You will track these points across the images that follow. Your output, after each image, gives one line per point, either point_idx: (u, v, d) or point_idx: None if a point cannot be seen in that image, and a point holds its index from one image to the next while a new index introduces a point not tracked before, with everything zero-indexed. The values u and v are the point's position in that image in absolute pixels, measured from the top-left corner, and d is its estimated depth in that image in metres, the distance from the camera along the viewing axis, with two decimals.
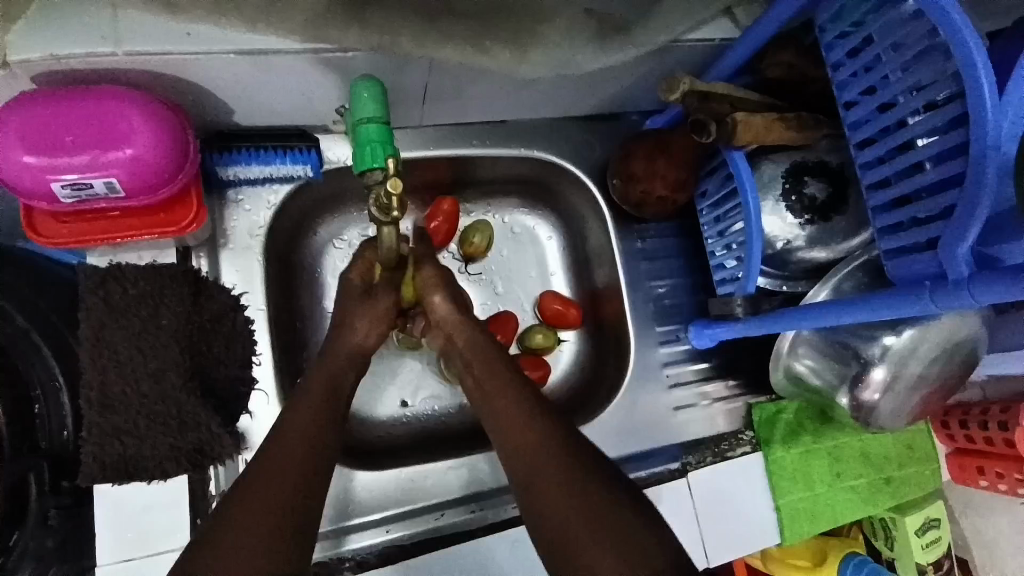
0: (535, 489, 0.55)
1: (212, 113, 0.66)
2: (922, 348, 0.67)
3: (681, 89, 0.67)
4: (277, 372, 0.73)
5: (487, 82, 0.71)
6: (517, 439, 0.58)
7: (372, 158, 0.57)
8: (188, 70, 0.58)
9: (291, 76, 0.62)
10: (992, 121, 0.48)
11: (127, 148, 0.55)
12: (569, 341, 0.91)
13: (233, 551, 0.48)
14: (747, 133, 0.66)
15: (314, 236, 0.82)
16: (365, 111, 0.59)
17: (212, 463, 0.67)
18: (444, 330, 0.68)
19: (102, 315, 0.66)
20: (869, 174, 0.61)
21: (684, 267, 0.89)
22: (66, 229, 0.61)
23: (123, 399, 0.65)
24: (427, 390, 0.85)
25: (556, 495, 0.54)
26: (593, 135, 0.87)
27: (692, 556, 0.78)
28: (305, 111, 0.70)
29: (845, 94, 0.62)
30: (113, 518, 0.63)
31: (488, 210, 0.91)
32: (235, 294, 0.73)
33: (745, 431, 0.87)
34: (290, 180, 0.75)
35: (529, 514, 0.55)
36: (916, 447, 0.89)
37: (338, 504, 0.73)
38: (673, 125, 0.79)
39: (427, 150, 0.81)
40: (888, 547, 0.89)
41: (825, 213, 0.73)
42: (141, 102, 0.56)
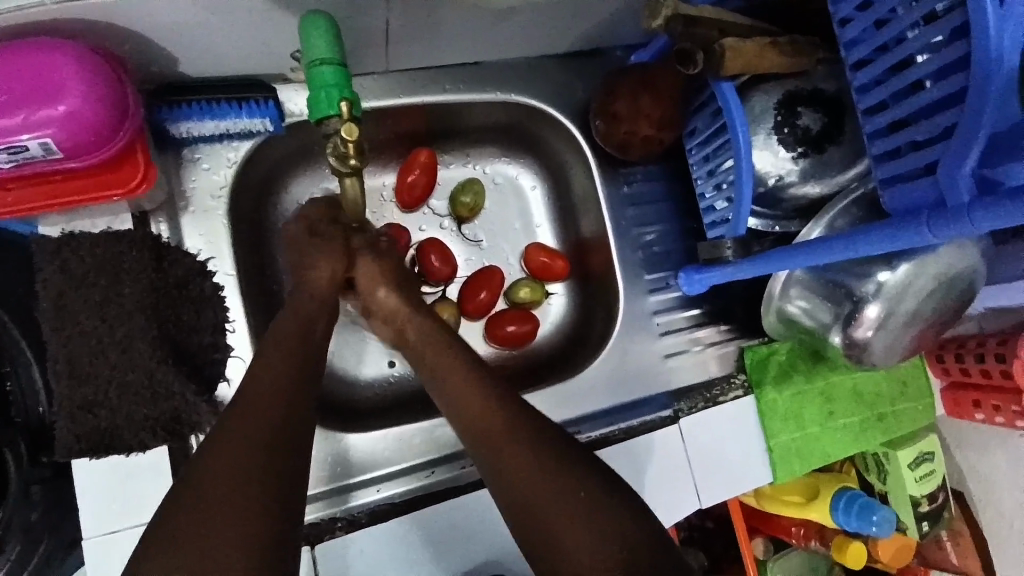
0: (497, 444, 0.56)
1: (156, 64, 0.61)
2: (917, 282, 0.65)
3: (664, 15, 0.60)
4: (254, 338, 0.71)
5: (454, 17, 0.65)
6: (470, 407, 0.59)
7: (327, 104, 0.54)
8: (119, 14, 0.52)
9: (238, 18, 0.57)
10: (994, 30, 0.44)
11: (60, 105, 0.51)
12: (557, 294, 0.89)
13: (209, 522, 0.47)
14: (737, 60, 0.61)
15: (284, 196, 0.79)
16: (315, 51, 0.53)
17: (193, 432, 0.66)
18: (393, 326, 0.67)
19: (59, 285, 0.64)
20: (865, 98, 0.56)
21: (673, 211, 0.85)
22: (9, 196, 0.57)
23: (92, 372, 0.63)
24: None
25: (524, 455, 0.54)
26: (573, 74, 0.82)
27: (684, 500, 0.78)
28: (259, 58, 0.65)
29: (840, 11, 0.57)
30: (92, 489, 0.63)
31: (467, 160, 0.87)
32: (202, 259, 0.70)
33: (738, 375, 0.86)
34: (251, 136, 0.71)
35: (488, 469, 0.56)
36: (909, 382, 0.88)
37: (326, 467, 0.73)
38: (658, 58, 0.73)
39: (396, 98, 0.76)
40: (880, 481, 0.90)
41: (819, 144, 0.68)
42: (67, 50, 0.51)
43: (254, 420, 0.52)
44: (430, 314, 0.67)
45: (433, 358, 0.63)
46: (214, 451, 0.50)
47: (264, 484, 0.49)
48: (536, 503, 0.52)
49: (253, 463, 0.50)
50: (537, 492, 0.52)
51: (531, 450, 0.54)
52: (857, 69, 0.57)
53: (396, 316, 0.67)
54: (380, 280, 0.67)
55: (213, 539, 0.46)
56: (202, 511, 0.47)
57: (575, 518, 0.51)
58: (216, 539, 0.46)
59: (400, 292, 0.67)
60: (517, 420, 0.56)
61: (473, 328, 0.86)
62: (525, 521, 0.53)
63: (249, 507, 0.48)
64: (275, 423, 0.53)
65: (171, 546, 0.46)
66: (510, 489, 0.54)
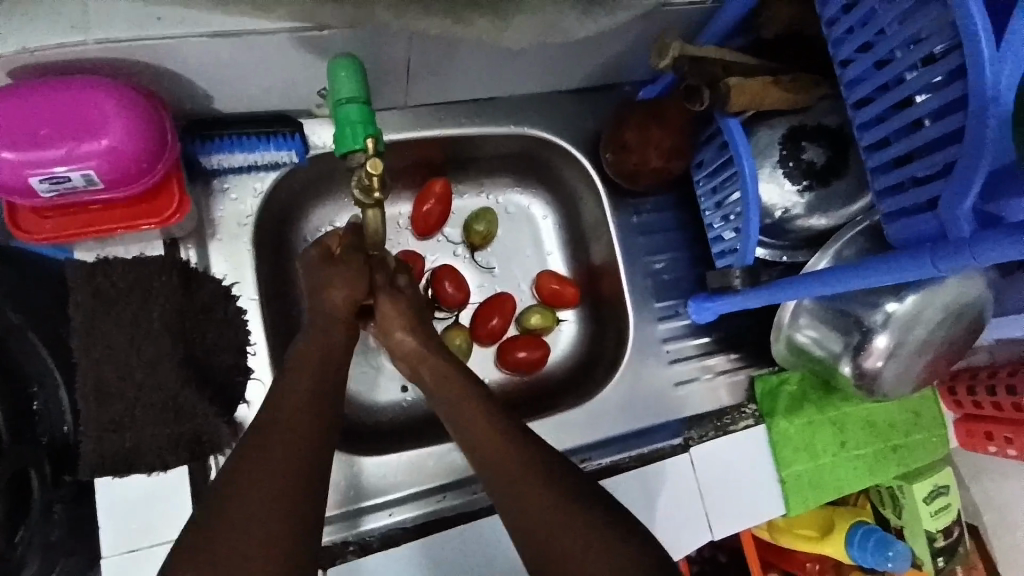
0: (511, 479, 0.57)
1: (192, 100, 0.65)
2: (925, 313, 0.66)
3: (672, 55, 0.64)
4: (273, 361, 0.73)
5: (471, 56, 0.69)
6: (484, 444, 0.60)
7: (352, 140, 0.56)
8: (162, 55, 0.56)
9: (270, 60, 0.61)
10: (990, 72, 0.46)
11: (103, 140, 0.55)
12: (569, 320, 0.90)
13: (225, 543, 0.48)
14: (742, 97, 0.64)
15: (305, 222, 0.82)
16: (343, 91, 0.57)
17: (212, 452, 0.68)
18: (409, 362, 0.68)
19: (91, 307, 0.66)
20: (867, 135, 0.59)
21: (681, 240, 0.87)
22: (47, 223, 0.60)
23: (119, 392, 0.65)
24: None
25: (536, 488, 0.55)
26: (584, 108, 0.85)
27: (695, 530, 0.78)
28: (287, 95, 0.68)
29: (841, 52, 0.60)
30: (114, 508, 0.64)
31: (481, 190, 0.90)
32: (226, 284, 0.73)
33: (748, 404, 0.86)
34: (276, 166, 0.74)
35: (508, 506, 0.56)
36: (922, 414, 0.87)
37: (340, 490, 0.73)
38: (666, 94, 0.76)
39: (415, 131, 0.79)
40: (896, 515, 0.88)
41: (824, 177, 0.70)
42: (113, 89, 0.55)
43: (277, 438, 0.55)
44: (447, 357, 0.67)
45: (449, 391, 0.64)
46: (239, 467, 0.53)
47: (286, 507, 0.51)
48: (549, 532, 0.54)
49: (275, 482, 0.52)
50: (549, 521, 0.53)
51: (542, 483, 0.56)
52: (859, 107, 0.60)
53: (410, 355, 0.68)
54: (400, 324, 0.67)
55: (232, 555, 0.48)
56: (227, 524, 0.49)
57: (583, 542, 0.52)
58: (234, 550, 0.48)
59: (417, 337, 0.68)
60: (524, 452, 0.58)
61: (485, 353, 0.87)
62: (544, 553, 0.54)
63: (275, 519, 0.50)
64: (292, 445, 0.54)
65: (197, 559, 0.48)
66: (525, 523, 0.55)
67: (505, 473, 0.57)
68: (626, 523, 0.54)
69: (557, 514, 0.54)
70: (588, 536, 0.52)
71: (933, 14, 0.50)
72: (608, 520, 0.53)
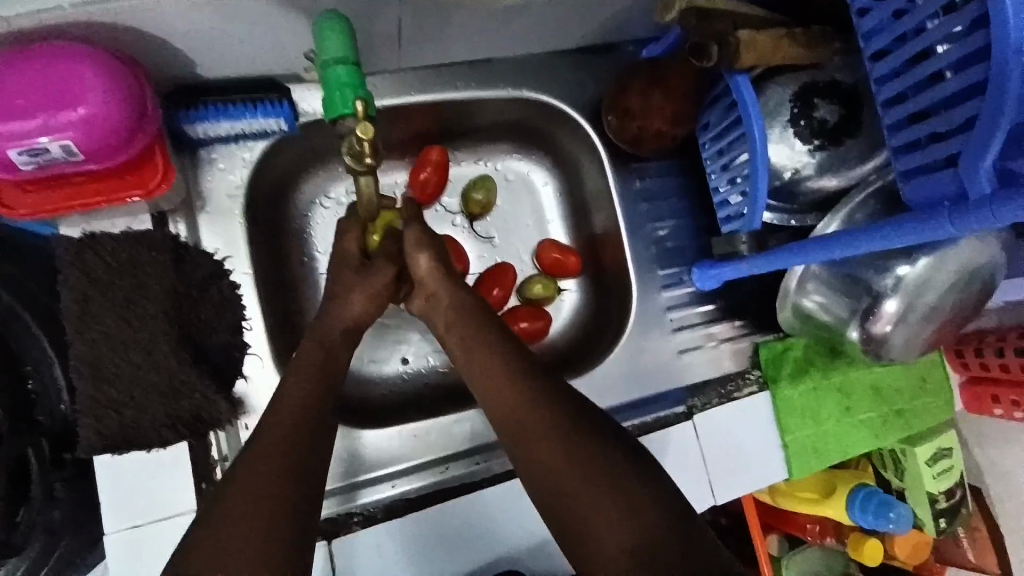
0: (530, 433, 0.55)
1: (173, 66, 0.62)
2: (937, 276, 0.64)
3: (677, 8, 0.61)
4: (270, 337, 0.72)
5: (466, 14, 0.65)
6: (506, 400, 0.57)
7: (343, 104, 0.54)
8: (137, 18, 0.53)
9: (253, 20, 0.57)
10: (1017, 18, 0.43)
11: (81, 108, 0.52)
12: (570, 290, 0.89)
13: (230, 526, 0.48)
14: (752, 53, 0.60)
15: (299, 194, 0.79)
16: (330, 52, 0.54)
17: (212, 429, 0.68)
18: (426, 290, 0.65)
19: (80, 284, 0.65)
20: (883, 89, 0.56)
21: (686, 206, 0.85)
22: (30, 199, 0.58)
23: (114, 371, 0.64)
24: (425, 349, 0.83)
25: (552, 442, 0.54)
26: (585, 68, 0.81)
27: (698, 498, 0.78)
28: (272, 59, 0.65)
29: (859, 0, 0.56)
30: (115, 486, 0.64)
31: (478, 158, 0.87)
32: (219, 259, 0.71)
33: (751, 371, 0.85)
34: (265, 135, 0.71)
35: (528, 462, 0.54)
36: (928, 378, 0.87)
37: (342, 464, 0.73)
38: (671, 52, 0.73)
39: (409, 96, 0.76)
40: (898, 477, 0.89)
41: (836, 137, 0.67)
42: (86, 52, 0.52)
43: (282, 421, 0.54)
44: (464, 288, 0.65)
45: (471, 337, 0.61)
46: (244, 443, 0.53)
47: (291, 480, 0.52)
48: (564, 485, 0.52)
49: (279, 460, 0.52)
50: (555, 501, 0.52)
51: (558, 436, 0.54)
52: (876, 60, 0.57)
53: (428, 288, 0.64)
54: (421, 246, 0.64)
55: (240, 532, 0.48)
56: (229, 504, 0.49)
57: (598, 497, 0.51)
58: (242, 523, 0.48)
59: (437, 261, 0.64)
60: (537, 411, 0.55)
61: None
62: (559, 509, 0.52)
63: (282, 493, 0.50)
64: (294, 427, 0.54)
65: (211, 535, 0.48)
66: (540, 478, 0.53)
67: (520, 428, 0.55)
68: (640, 482, 0.51)
69: (570, 470, 0.52)
70: (601, 493, 0.51)
71: None
72: (622, 475, 0.51)
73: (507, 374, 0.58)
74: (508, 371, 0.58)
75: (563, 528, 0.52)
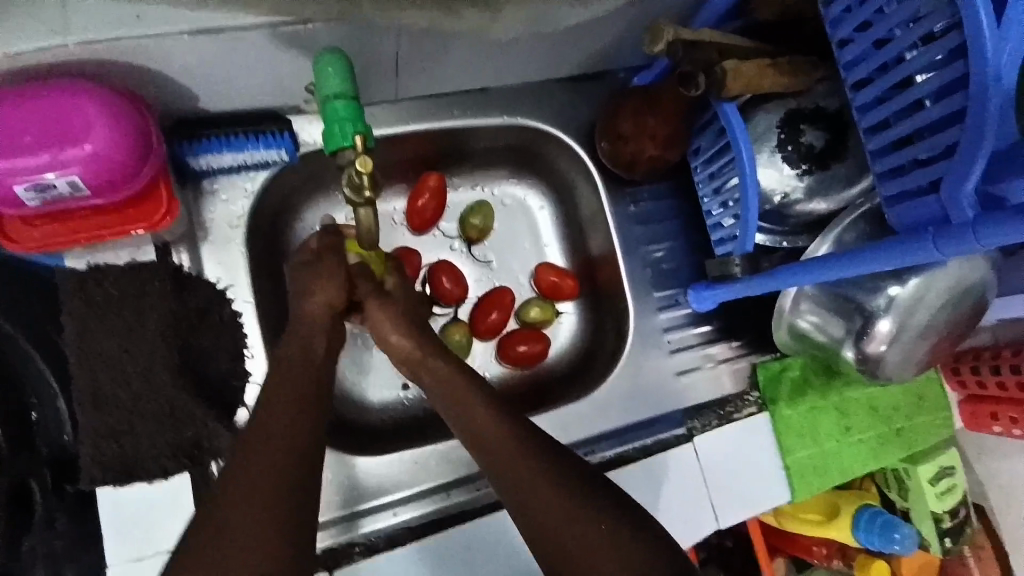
0: (511, 459, 0.57)
1: (178, 101, 0.64)
2: (929, 295, 0.65)
3: (666, 40, 0.62)
4: (270, 363, 0.73)
5: (462, 46, 0.67)
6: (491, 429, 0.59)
7: (341, 136, 0.55)
8: (143, 55, 0.55)
9: (254, 55, 0.59)
10: (992, 49, 0.45)
11: (86, 145, 0.53)
12: (568, 313, 0.89)
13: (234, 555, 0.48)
14: (739, 80, 0.62)
15: (299, 221, 0.81)
16: (330, 86, 0.56)
17: (212, 457, 0.68)
18: (404, 362, 0.67)
19: (83, 314, 0.66)
20: (867, 117, 0.57)
21: (680, 228, 0.86)
22: (35, 233, 0.59)
23: (116, 401, 0.65)
24: None
25: (534, 466, 0.56)
26: (578, 96, 0.83)
27: (702, 522, 0.77)
28: (274, 92, 0.67)
29: (839, 32, 0.58)
30: (116, 518, 0.64)
31: (475, 183, 0.88)
32: (220, 287, 0.72)
33: (751, 392, 0.85)
34: (266, 166, 0.73)
35: (508, 488, 0.56)
36: (927, 396, 0.87)
37: (341, 492, 0.73)
38: (660, 80, 0.75)
39: (407, 124, 0.78)
40: (901, 498, 0.89)
41: (823, 161, 0.69)
42: (94, 92, 0.54)
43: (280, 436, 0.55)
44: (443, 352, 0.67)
45: (448, 386, 0.63)
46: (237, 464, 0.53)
47: (287, 504, 0.52)
48: (549, 505, 0.54)
49: (277, 479, 0.52)
50: (547, 527, 0.54)
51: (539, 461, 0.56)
52: (858, 88, 0.58)
53: (407, 358, 0.67)
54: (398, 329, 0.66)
55: (239, 546, 0.48)
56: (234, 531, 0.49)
57: (572, 521, 0.53)
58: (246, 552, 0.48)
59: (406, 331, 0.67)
60: (518, 439, 0.58)
61: (486, 348, 0.87)
62: (535, 531, 0.54)
63: (277, 513, 0.51)
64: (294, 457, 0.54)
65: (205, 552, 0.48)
66: (521, 504, 0.55)
67: (500, 454, 0.57)
68: (617, 509, 0.54)
69: (552, 492, 0.54)
70: (582, 515, 0.53)
71: None
72: (602, 500, 0.54)
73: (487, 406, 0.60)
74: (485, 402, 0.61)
75: (541, 551, 0.54)
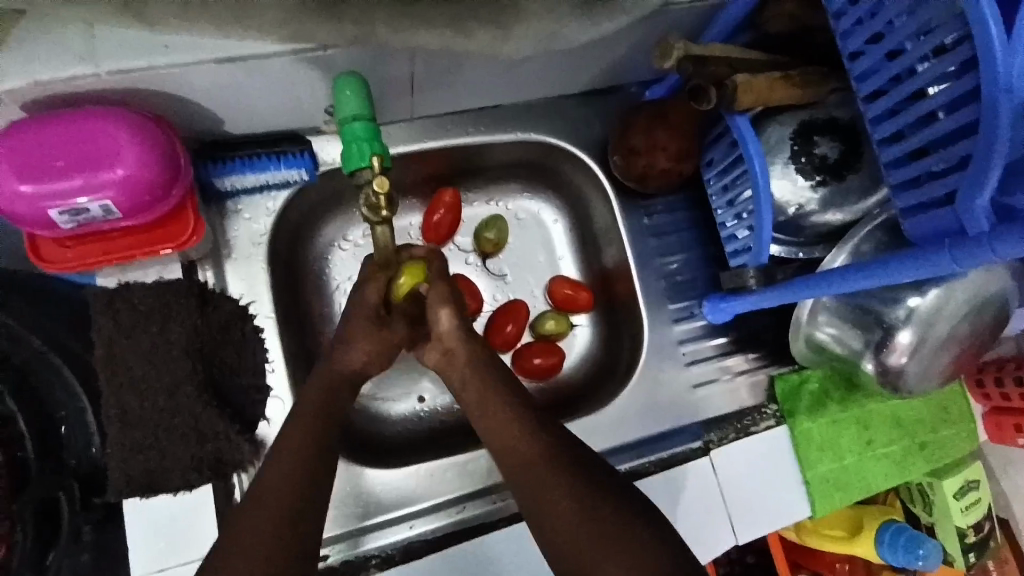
0: (530, 473, 0.57)
1: (203, 124, 0.66)
2: (950, 307, 0.64)
3: (676, 56, 0.63)
4: (289, 378, 0.74)
5: (476, 66, 0.69)
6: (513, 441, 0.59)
7: (359, 157, 0.57)
8: (172, 83, 0.57)
9: (276, 80, 0.61)
10: (1003, 62, 0.44)
11: (119, 169, 0.56)
12: (582, 325, 0.90)
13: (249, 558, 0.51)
14: (749, 95, 0.63)
15: (318, 237, 0.83)
16: (347, 107, 0.57)
17: (234, 470, 0.70)
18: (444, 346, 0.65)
19: (112, 332, 0.68)
20: (879, 129, 0.57)
21: (694, 240, 0.86)
22: (69, 253, 0.62)
23: (142, 415, 0.67)
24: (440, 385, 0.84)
25: (553, 477, 0.56)
26: (590, 111, 0.84)
27: (719, 536, 0.77)
28: (295, 114, 0.69)
29: (849, 45, 0.58)
30: (143, 529, 0.67)
31: (490, 198, 0.89)
32: (242, 303, 0.74)
33: (768, 405, 0.84)
34: (286, 185, 0.75)
35: (529, 498, 0.56)
36: (951, 409, 0.85)
37: (359, 504, 0.74)
38: (671, 94, 0.76)
39: (422, 142, 0.79)
40: (926, 513, 0.87)
41: (838, 172, 0.69)
42: (126, 118, 0.56)
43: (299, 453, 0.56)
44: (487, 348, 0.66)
45: (483, 395, 0.63)
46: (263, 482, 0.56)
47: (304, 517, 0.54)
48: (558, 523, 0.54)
49: (296, 494, 0.54)
50: (562, 539, 0.54)
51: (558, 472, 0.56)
52: (871, 100, 0.58)
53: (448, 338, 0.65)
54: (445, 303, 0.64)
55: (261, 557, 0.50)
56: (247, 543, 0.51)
57: (585, 535, 0.53)
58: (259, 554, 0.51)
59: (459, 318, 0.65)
60: (531, 462, 0.57)
61: (500, 361, 0.87)
62: (547, 541, 0.55)
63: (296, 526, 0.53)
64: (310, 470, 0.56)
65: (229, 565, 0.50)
66: (536, 517, 0.56)
67: (521, 466, 0.57)
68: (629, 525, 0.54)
69: (568, 505, 0.54)
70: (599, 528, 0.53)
71: (943, 3, 0.48)
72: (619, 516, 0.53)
73: (509, 421, 0.60)
74: (508, 417, 0.61)
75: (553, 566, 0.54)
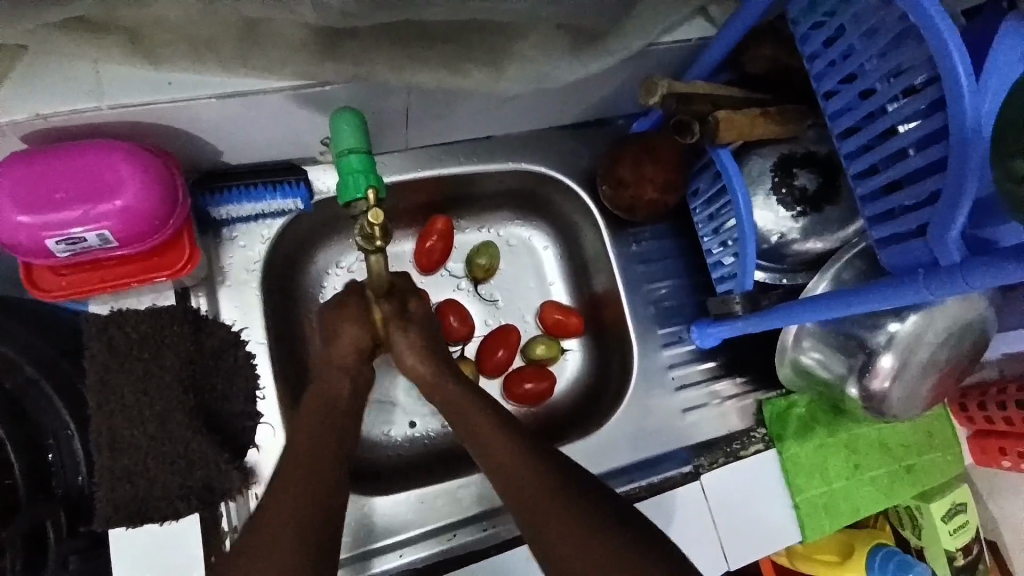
0: (522, 495, 0.58)
1: (201, 155, 0.68)
2: (928, 333, 0.66)
3: (660, 92, 0.65)
4: (281, 405, 0.75)
5: (470, 101, 0.71)
6: (505, 461, 0.60)
7: (355, 189, 0.58)
8: (174, 117, 0.59)
9: (274, 116, 0.63)
10: (970, 104, 0.47)
11: (117, 200, 0.57)
12: (573, 350, 0.91)
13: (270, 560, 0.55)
14: (731, 130, 0.65)
15: (312, 263, 0.84)
16: (344, 142, 0.59)
17: (223, 498, 0.69)
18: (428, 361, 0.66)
19: (105, 359, 0.68)
20: (855, 164, 0.60)
21: (681, 266, 0.88)
22: (63, 281, 0.62)
23: (132, 442, 0.66)
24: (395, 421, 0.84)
25: (541, 499, 0.57)
26: (579, 142, 0.87)
27: (709, 564, 0.77)
28: (292, 145, 0.71)
29: (824, 85, 0.62)
30: (126, 558, 0.66)
31: (482, 226, 0.91)
32: (235, 329, 0.75)
33: (757, 429, 0.86)
34: (282, 214, 0.76)
35: (527, 522, 0.57)
36: (934, 433, 0.87)
37: (348, 534, 0.73)
38: (656, 128, 0.79)
39: (415, 171, 0.81)
40: (915, 535, 0.87)
41: (817, 203, 0.72)
42: (128, 151, 0.58)
43: (307, 485, 0.59)
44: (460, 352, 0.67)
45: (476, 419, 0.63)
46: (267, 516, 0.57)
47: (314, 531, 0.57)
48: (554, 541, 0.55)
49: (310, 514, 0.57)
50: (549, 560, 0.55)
51: (549, 491, 0.57)
52: (846, 136, 0.61)
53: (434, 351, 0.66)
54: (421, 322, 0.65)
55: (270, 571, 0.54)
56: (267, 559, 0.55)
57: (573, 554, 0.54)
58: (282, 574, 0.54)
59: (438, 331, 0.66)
60: (536, 482, 0.58)
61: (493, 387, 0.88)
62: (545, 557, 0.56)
63: (293, 547, 0.55)
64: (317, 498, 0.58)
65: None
66: (534, 536, 0.56)
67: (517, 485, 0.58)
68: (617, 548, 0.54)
69: (552, 514, 0.56)
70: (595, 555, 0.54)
71: (913, 48, 0.52)
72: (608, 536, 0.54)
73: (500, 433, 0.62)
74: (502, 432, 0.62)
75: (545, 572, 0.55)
